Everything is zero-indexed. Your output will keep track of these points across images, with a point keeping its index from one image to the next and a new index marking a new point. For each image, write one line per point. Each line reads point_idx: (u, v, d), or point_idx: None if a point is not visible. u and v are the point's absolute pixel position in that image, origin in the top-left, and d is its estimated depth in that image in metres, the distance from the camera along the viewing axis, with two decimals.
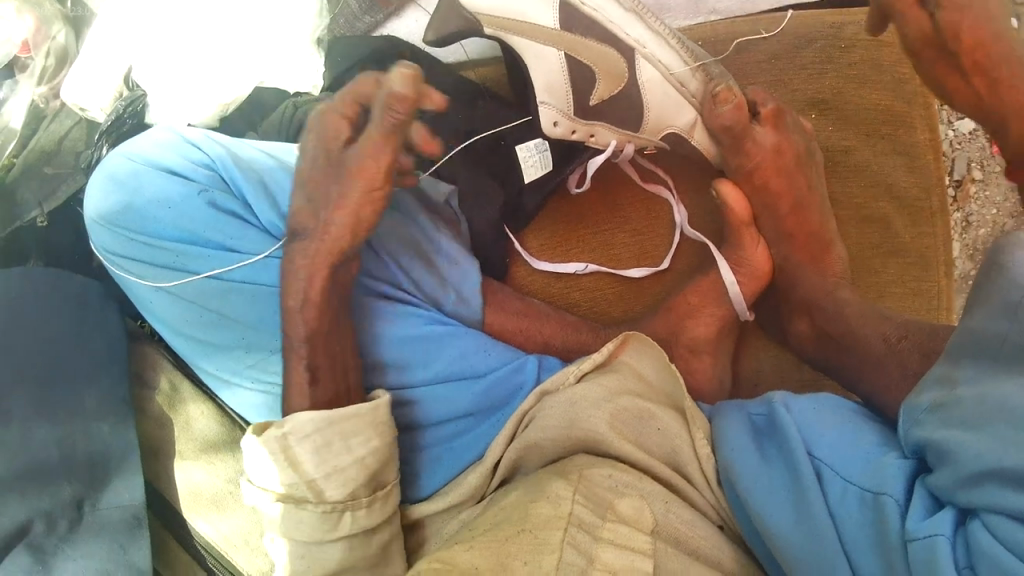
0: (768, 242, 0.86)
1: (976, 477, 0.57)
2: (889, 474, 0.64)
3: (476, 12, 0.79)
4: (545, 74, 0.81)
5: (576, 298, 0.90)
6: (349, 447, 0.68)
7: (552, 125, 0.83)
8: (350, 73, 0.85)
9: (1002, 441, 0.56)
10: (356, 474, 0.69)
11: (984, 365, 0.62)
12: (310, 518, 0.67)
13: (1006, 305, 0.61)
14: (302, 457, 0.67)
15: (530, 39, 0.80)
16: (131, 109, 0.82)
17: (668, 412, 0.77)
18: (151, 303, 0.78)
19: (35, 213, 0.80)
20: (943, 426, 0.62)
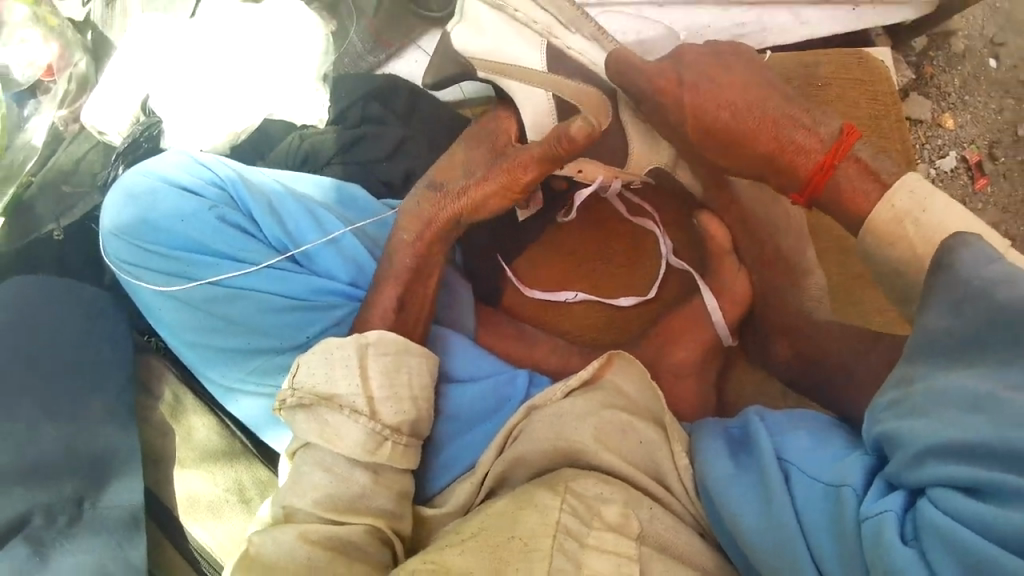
0: (748, 269, 0.85)
1: (922, 456, 0.57)
2: (850, 469, 0.65)
3: (467, 56, 0.76)
4: (534, 112, 0.77)
5: (569, 326, 0.92)
6: (403, 379, 0.74)
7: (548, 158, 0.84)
8: (355, 107, 0.90)
9: (941, 420, 0.57)
10: (404, 405, 0.74)
11: (930, 361, 0.62)
12: (356, 427, 0.71)
13: (952, 298, 0.61)
14: (370, 369, 0.73)
15: (524, 82, 0.76)
16: (147, 133, 0.87)
17: (648, 425, 0.78)
18: (159, 314, 0.79)
19: (51, 226, 0.84)
20: (895, 418, 0.62)
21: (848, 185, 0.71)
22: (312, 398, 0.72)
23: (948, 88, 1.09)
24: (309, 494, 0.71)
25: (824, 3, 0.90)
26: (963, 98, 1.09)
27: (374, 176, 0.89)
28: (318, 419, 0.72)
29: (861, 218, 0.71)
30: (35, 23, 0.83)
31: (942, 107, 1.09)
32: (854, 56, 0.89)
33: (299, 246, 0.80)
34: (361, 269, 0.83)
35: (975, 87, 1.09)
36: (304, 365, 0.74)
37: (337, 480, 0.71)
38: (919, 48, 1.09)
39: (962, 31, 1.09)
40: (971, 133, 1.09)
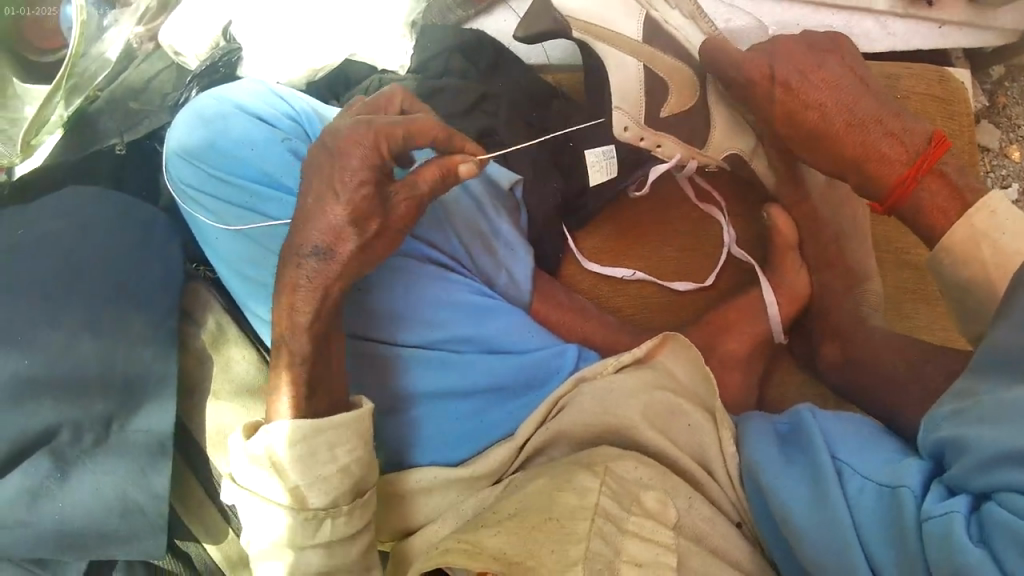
0: (810, 269, 0.87)
1: (991, 462, 0.57)
2: (909, 470, 0.64)
3: (568, 15, 0.80)
4: (620, 79, 0.80)
5: (621, 304, 0.91)
6: (331, 457, 0.67)
7: (621, 128, 0.82)
8: (439, 58, 0.89)
9: (1012, 430, 0.57)
10: (337, 484, 0.67)
11: (998, 380, 0.62)
12: (284, 520, 0.66)
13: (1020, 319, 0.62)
14: (290, 459, 0.66)
15: (611, 47, 0.80)
16: (225, 60, 0.85)
17: (697, 410, 0.76)
18: (216, 242, 0.77)
19: (115, 140, 0.83)
20: (958, 426, 0.62)
21: (930, 198, 0.71)
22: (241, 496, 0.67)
23: (1021, 120, 0.99)
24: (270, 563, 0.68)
25: (908, 17, 0.92)
26: None
27: None
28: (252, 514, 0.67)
29: (938, 233, 0.70)
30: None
31: (1009, 140, 0.98)
32: (936, 73, 0.87)
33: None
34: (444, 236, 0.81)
35: None
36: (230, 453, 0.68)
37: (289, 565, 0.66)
38: (995, 75, 1.00)
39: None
40: None
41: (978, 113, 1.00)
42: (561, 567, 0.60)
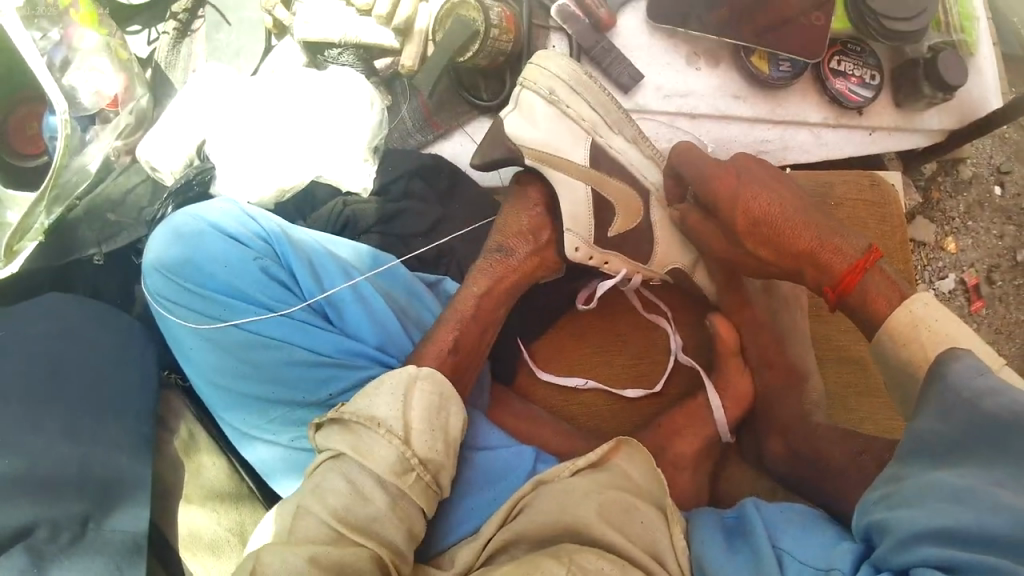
0: (752, 370, 0.92)
1: (908, 541, 0.61)
2: (841, 554, 0.69)
3: (521, 145, 0.86)
4: (570, 205, 0.88)
5: (574, 410, 0.97)
6: (439, 425, 0.76)
7: (573, 250, 0.89)
8: (398, 183, 0.97)
9: (929, 511, 0.61)
10: (436, 445, 0.74)
11: (921, 464, 0.66)
12: (390, 449, 0.72)
13: (942, 408, 0.66)
14: (411, 403, 0.75)
15: (560, 171, 0.87)
16: (199, 177, 0.93)
17: (650, 508, 0.82)
18: (190, 349, 0.84)
19: (93, 251, 0.90)
20: (883, 509, 0.66)
21: (875, 288, 0.77)
22: (353, 417, 0.74)
23: (952, 214, 1.13)
24: (328, 503, 0.69)
25: (841, 126, 0.97)
26: (966, 224, 1.12)
27: (410, 249, 0.97)
28: (353, 437, 0.73)
29: (881, 321, 0.76)
30: (107, 53, 0.89)
31: (945, 232, 1.13)
32: (866, 178, 0.94)
33: (331, 301, 0.88)
34: (389, 334, 0.89)
35: (980, 213, 1.13)
36: (351, 394, 0.77)
37: (356, 494, 0.70)
38: (929, 172, 1.13)
39: (970, 159, 1.13)
40: (971, 257, 1.13)
41: (910, 211, 1.12)
42: None
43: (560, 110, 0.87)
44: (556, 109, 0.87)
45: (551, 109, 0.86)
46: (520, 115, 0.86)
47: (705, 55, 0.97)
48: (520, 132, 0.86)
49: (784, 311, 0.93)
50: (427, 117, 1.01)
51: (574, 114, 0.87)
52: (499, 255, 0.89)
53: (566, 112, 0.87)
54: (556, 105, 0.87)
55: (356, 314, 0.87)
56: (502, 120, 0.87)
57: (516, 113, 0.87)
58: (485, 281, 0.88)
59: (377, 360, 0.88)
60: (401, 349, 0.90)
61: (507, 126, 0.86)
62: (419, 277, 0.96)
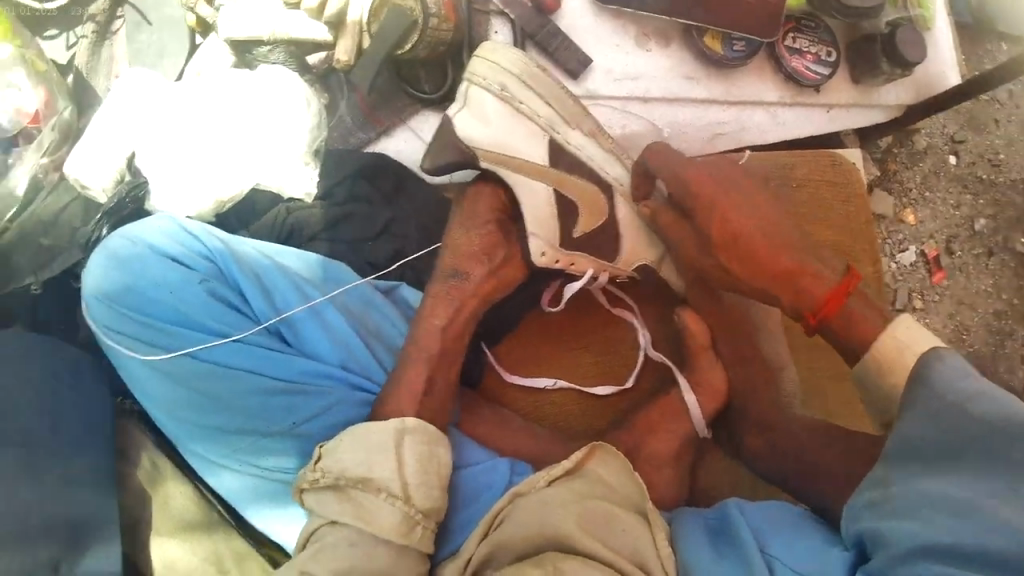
0: (724, 362, 0.93)
1: (911, 556, 0.60)
2: None
3: (473, 146, 0.84)
4: (533, 207, 0.87)
5: (545, 412, 0.96)
6: (434, 471, 0.78)
7: (539, 254, 0.88)
8: (343, 184, 0.92)
9: (925, 524, 0.61)
10: (433, 493, 0.76)
11: (912, 467, 0.65)
12: (393, 510, 0.73)
13: (930, 413, 0.64)
14: (405, 456, 0.77)
15: (520, 173, 0.85)
16: (132, 194, 0.88)
17: (631, 513, 0.80)
18: (142, 382, 0.79)
19: (30, 281, 0.85)
20: (876, 519, 0.65)
21: (858, 312, 0.76)
22: (346, 480, 0.75)
23: (909, 184, 1.14)
24: (331, 565, 0.71)
25: (797, 105, 0.98)
26: (924, 194, 1.14)
27: (363, 255, 0.91)
28: (351, 501, 0.74)
29: (867, 343, 0.74)
30: (23, 66, 0.85)
31: (903, 203, 1.14)
32: (828, 159, 0.99)
33: (285, 320, 0.83)
34: (352, 353, 0.85)
35: (935, 182, 1.15)
36: (337, 452, 0.77)
37: (362, 555, 0.72)
38: (885, 145, 1.14)
39: (924, 130, 1.15)
40: (930, 227, 1.14)
41: (873, 182, 1.13)
42: None
43: (514, 107, 0.85)
44: (509, 107, 0.85)
45: (506, 106, 0.85)
46: (473, 115, 0.84)
47: (654, 36, 0.96)
48: (472, 131, 0.84)
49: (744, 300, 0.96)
50: (369, 113, 0.97)
51: (528, 109, 0.86)
52: (455, 282, 0.88)
53: (521, 110, 0.85)
54: (509, 102, 0.85)
55: (316, 334, 0.83)
56: (452, 119, 0.85)
57: (467, 113, 0.85)
58: (446, 313, 0.87)
59: (342, 380, 0.84)
60: (366, 366, 0.86)
61: (459, 126, 0.84)
62: (372, 282, 0.90)
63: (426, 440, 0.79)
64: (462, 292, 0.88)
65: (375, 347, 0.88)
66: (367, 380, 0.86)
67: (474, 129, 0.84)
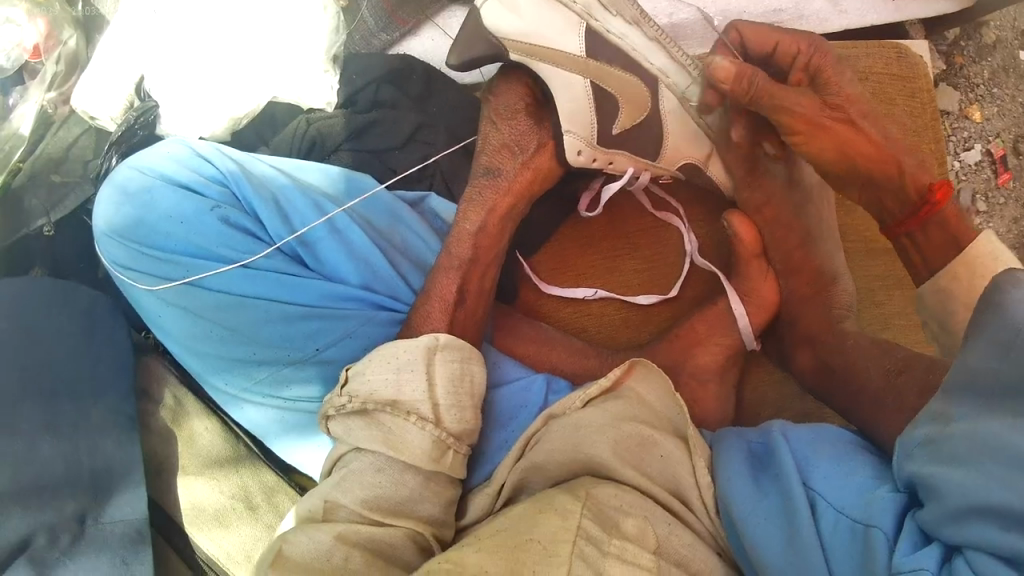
0: (776, 272, 0.87)
1: (963, 514, 0.59)
2: (880, 506, 0.67)
3: (501, 36, 0.77)
4: (569, 102, 0.80)
5: (585, 323, 0.93)
6: (464, 391, 0.76)
7: (575, 153, 0.82)
8: (366, 91, 0.88)
9: (985, 479, 0.58)
10: (462, 415, 0.75)
11: (969, 403, 0.62)
12: (423, 436, 0.72)
13: (999, 347, 0.61)
14: (436, 375, 0.74)
15: (557, 66, 0.78)
16: (142, 120, 0.84)
17: (670, 439, 0.78)
18: (161, 317, 0.78)
19: (42, 223, 0.83)
20: (933, 461, 0.63)
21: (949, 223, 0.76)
22: (374, 403, 0.73)
23: (977, 80, 1.06)
24: (358, 492, 0.71)
25: None
26: (991, 91, 1.06)
27: (387, 164, 0.87)
28: (379, 424, 0.73)
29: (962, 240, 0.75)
30: (23, 1, 0.85)
31: (968, 100, 1.06)
32: (892, 49, 0.91)
33: (305, 244, 0.80)
34: (376, 274, 0.82)
35: (1005, 79, 1.06)
36: (366, 372, 0.75)
37: (388, 481, 0.71)
38: (951, 36, 1.06)
39: (993, 21, 1.06)
40: (995, 126, 1.06)
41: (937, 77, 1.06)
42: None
43: None
44: None
45: None
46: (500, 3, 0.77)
47: None
48: (501, 23, 0.77)
49: (817, 204, 0.87)
50: (391, 12, 0.93)
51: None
52: (488, 179, 0.83)
53: None
54: None
55: (335, 253, 0.80)
56: (480, 11, 0.77)
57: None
58: (479, 213, 0.82)
59: (365, 301, 0.81)
60: (391, 285, 0.83)
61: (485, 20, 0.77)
62: (398, 196, 0.86)
63: (458, 355, 0.77)
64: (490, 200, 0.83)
65: (402, 265, 0.84)
66: (395, 301, 0.83)
67: (502, 22, 0.77)
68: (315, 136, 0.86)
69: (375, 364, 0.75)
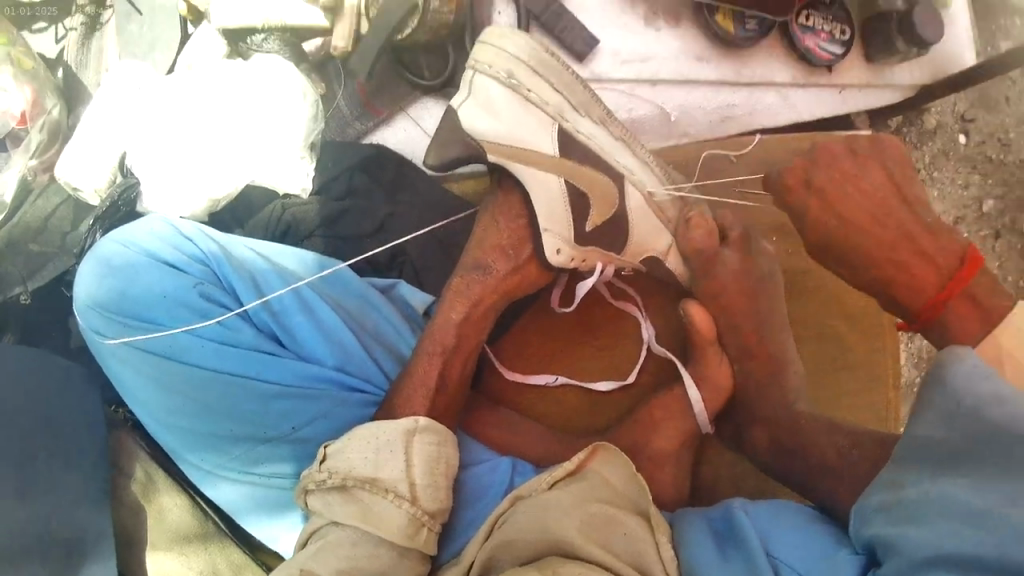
0: (731, 359, 0.91)
1: (922, 568, 0.60)
2: (844, 569, 0.69)
3: (478, 138, 0.80)
4: (545, 199, 0.83)
5: (547, 409, 0.95)
6: (438, 473, 0.77)
7: (554, 251, 0.85)
8: (340, 179, 0.91)
9: (941, 532, 0.59)
10: (437, 495, 0.75)
11: (926, 467, 0.64)
12: (400, 512, 0.72)
13: (947, 412, 0.65)
14: (414, 456, 0.75)
15: (533, 166, 0.82)
16: (124, 197, 0.86)
17: (632, 516, 0.79)
18: (137, 390, 0.78)
19: (19, 290, 0.86)
20: (891, 523, 0.64)
21: (907, 261, 0.76)
22: (353, 480, 0.73)
23: (918, 164, 1.12)
24: (334, 564, 0.70)
25: (811, 86, 0.98)
26: (932, 174, 1.12)
27: (361, 251, 0.89)
28: (357, 501, 0.73)
29: None
30: (9, 66, 0.86)
31: (912, 184, 1.12)
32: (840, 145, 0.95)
33: (284, 325, 0.81)
34: (352, 356, 0.83)
35: (944, 163, 1.12)
36: (344, 450, 0.76)
37: (363, 554, 0.71)
38: (894, 124, 1.11)
39: (935, 108, 1.12)
40: (936, 208, 1.13)
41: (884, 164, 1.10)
42: None
43: (523, 95, 0.80)
44: (519, 94, 0.80)
45: (520, 97, 0.80)
46: (477, 105, 0.80)
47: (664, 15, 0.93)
48: (477, 123, 0.80)
49: (772, 294, 0.91)
50: (364, 102, 0.95)
51: (540, 96, 0.81)
52: (477, 275, 0.86)
53: (532, 97, 0.81)
54: (518, 91, 0.80)
55: (312, 336, 0.81)
56: (457, 112, 0.80)
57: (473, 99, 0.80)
58: (464, 304, 0.86)
59: (341, 383, 0.82)
60: (366, 368, 0.84)
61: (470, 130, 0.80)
62: (370, 282, 0.89)
63: (436, 437, 0.78)
64: (462, 292, 0.86)
65: (376, 350, 0.86)
66: (368, 383, 0.84)
67: (478, 122, 0.80)
68: (290, 227, 0.89)
69: (356, 443, 0.76)
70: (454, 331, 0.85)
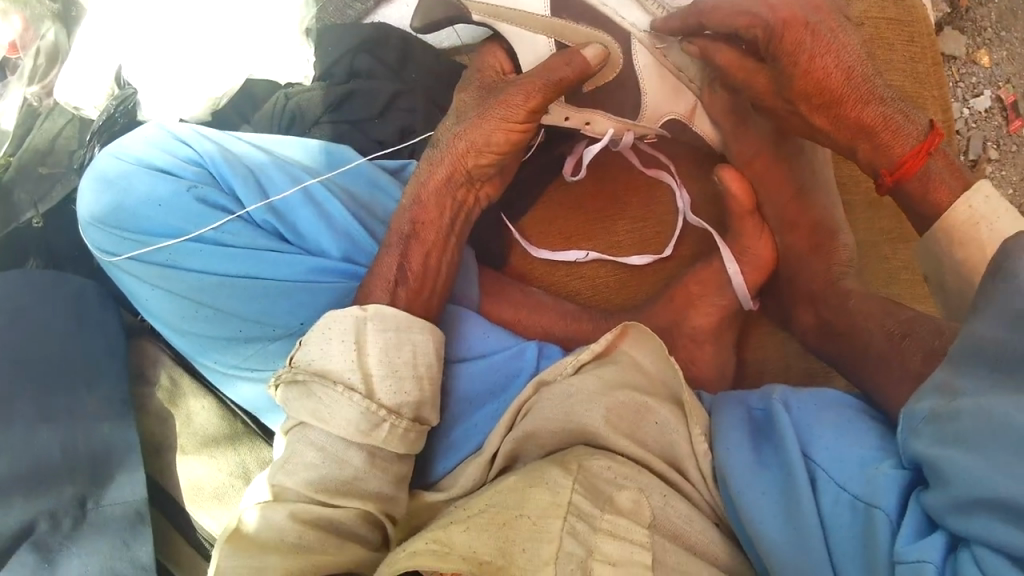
0: (772, 230, 0.84)
1: (969, 505, 0.53)
2: (884, 485, 0.60)
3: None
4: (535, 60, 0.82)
5: (578, 283, 0.91)
6: (411, 360, 0.73)
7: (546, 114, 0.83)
8: (343, 60, 0.90)
9: (995, 468, 0.52)
10: (411, 387, 0.72)
11: (982, 376, 0.57)
12: (351, 407, 0.69)
13: (1010, 313, 0.57)
14: (366, 347, 0.72)
15: (520, 26, 0.80)
16: (122, 109, 0.90)
17: (665, 404, 0.72)
18: (148, 301, 0.79)
19: (31, 214, 0.89)
20: (936, 442, 0.57)
21: (937, 173, 0.72)
22: (307, 373, 0.71)
23: (985, 23, 1.16)
24: (300, 474, 0.70)
25: None
26: (1000, 34, 1.16)
27: (368, 135, 0.88)
28: (310, 396, 0.70)
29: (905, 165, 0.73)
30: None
31: (977, 43, 1.16)
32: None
33: (276, 212, 0.80)
34: (353, 242, 0.82)
35: (1012, 22, 1.15)
36: (307, 343, 0.73)
37: (330, 460, 0.70)
38: None
39: None
40: (1006, 71, 1.16)
41: (942, 21, 1.17)
42: (532, 568, 0.58)
43: None
44: None
45: None
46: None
47: None
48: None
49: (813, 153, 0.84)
50: None
51: None
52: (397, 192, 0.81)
53: None
54: None
55: (314, 227, 0.80)
56: None
57: None
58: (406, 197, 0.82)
59: (343, 271, 0.82)
60: (371, 256, 0.83)
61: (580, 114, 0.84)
62: (379, 165, 0.87)
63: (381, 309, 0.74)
64: (500, 111, 0.78)
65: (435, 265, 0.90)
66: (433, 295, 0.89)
67: None
68: (296, 117, 0.89)
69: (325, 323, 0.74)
70: (434, 193, 0.81)
